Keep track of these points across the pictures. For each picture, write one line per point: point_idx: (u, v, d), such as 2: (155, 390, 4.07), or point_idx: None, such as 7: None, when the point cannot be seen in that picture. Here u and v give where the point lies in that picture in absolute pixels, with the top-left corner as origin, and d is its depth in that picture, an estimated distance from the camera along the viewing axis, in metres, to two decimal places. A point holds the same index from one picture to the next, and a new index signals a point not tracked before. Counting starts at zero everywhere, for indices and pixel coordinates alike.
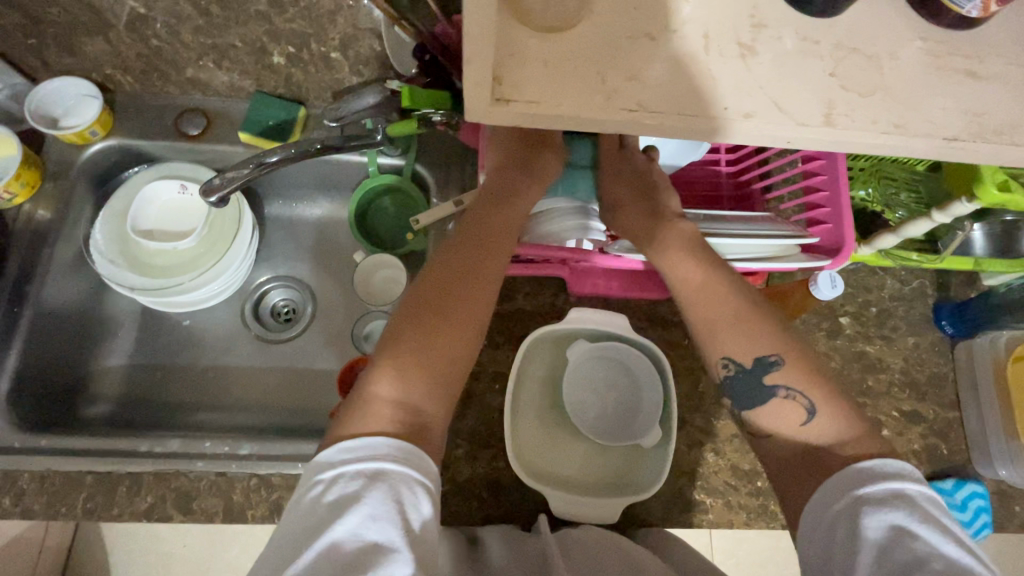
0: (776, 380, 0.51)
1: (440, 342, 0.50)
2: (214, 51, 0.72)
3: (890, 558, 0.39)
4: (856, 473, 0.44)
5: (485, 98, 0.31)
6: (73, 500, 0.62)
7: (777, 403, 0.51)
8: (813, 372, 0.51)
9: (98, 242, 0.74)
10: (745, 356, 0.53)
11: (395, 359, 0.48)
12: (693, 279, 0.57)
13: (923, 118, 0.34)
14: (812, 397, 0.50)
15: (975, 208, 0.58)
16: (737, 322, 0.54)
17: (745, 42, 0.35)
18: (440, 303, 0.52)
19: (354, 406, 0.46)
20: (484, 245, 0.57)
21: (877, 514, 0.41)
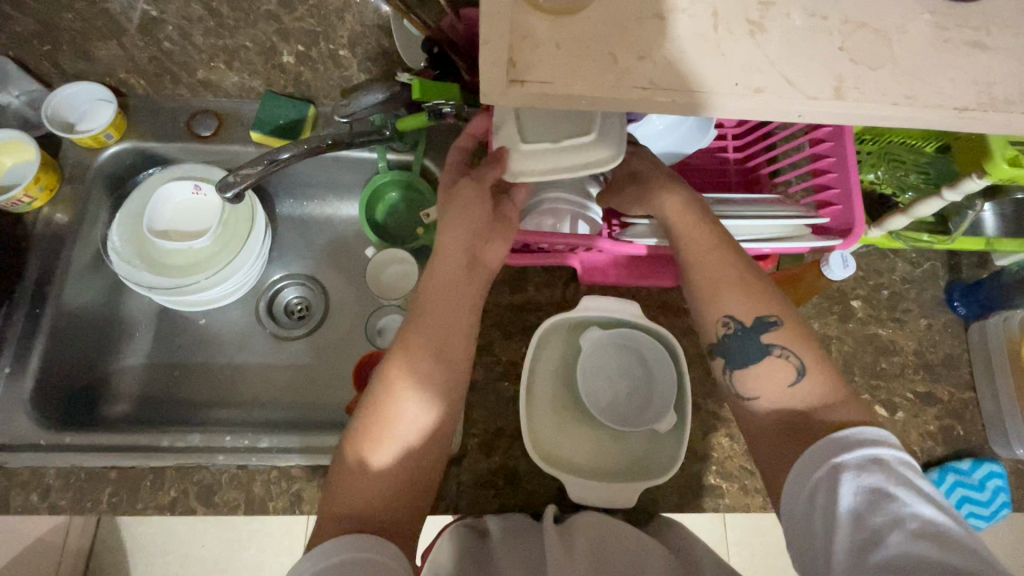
0: (772, 339, 0.52)
1: (409, 427, 0.52)
2: (224, 52, 0.74)
3: (867, 523, 0.40)
4: (834, 442, 0.45)
5: (499, 79, 0.32)
6: (98, 495, 0.63)
7: (770, 363, 0.52)
8: (808, 340, 0.52)
9: (115, 243, 0.76)
10: (746, 314, 0.54)
11: (368, 450, 0.51)
12: (703, 239, 0.58)
13: (932, 89, 0.35)
14: (803, 358, 0.51)
15: (986, 185, 0.58)
16: (738, 280, 0.55)
17: (754, 19, 0.35)
18: (407, 390, 0.53)
19: (331, 494, 0.50)
20: (451, 322, 0.58)
21: (856, 480, 0.42)
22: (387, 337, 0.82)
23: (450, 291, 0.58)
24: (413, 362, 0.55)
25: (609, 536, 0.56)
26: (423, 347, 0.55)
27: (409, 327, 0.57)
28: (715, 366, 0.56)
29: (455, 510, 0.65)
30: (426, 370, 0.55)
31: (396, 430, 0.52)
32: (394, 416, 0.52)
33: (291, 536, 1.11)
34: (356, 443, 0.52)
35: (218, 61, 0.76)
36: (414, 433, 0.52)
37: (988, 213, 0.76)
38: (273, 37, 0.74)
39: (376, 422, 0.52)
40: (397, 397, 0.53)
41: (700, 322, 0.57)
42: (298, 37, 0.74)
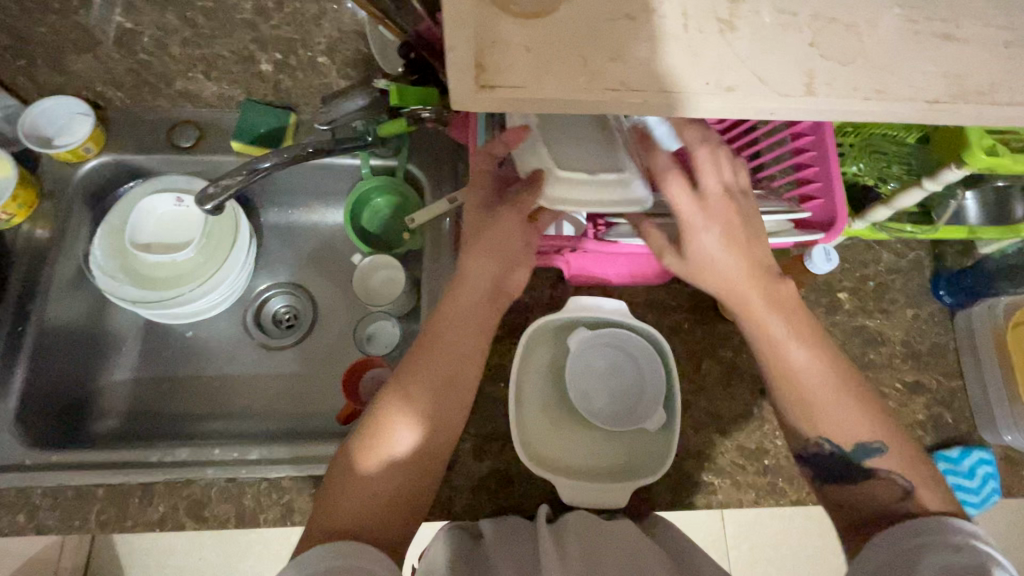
0: (877, 464, 0.54)
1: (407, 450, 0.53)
2: (202, 61, 0.76)
3: None
4: (931, 525, 0.47)
5: (468, 85, 0.32)
6: (86, 513, 0.63)
7: (873, 483, 0.53)
8: (914, 459, 0.53)
9: (97, 258, 0.75)
10: (845, 441, 0.54)
11: (364, 464, 0.51)
12: (803, 362, 0.55)
13: (903, 82, 0.35)
14: (910, 478, 0.52)
15: (965, 174, 0.58)
16: (842, 401, 0.54)
17: (724, 17, 0.35)
18: (408, 411, 0.54)
19: (324, 503, 0.50)
20: (466, 342, 0.58)
21: (939, 556, 0.44)
22: (376, 344, 0.82)
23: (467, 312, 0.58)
24: (416, 386, 0.55)
25: (597, 536, 0.55)
26: (426, 372, 0.56)
27: (417, 351, 0.57)
28: (808, 474, 0.58)
29: (448, 515, 0.65)
30: (427, 396, 0.55)
31: (393, 450, 0.52)
32: (394, 436, 0.53)
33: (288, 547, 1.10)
34: (355, 456, 0.52)
35: (197, 71, 0.76)
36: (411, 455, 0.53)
37: (970, 201, 0.77)
38: (251, 46, 0.76)
39: (374, 441, 0.52)
40: (399, 418, 0.53)
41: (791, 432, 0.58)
42: (276, 45, 0.76)
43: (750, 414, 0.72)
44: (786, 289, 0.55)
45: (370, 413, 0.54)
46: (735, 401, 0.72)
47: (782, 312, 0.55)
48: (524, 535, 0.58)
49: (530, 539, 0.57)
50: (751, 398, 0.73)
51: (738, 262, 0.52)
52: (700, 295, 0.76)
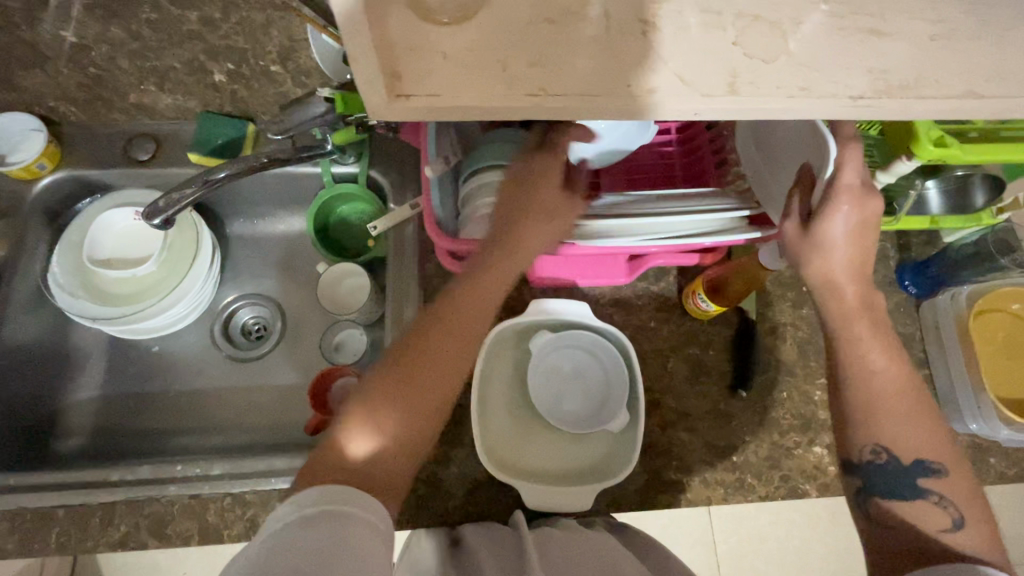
0: (930, 485, 0.51)
1: (403, 419, 0.50)
2: (154, 74, 0.74)
3: None
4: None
5: (381, 95, 0.31)
6: (45, 536, 0.62)
7: (917, 504, 0.51)
8: (971, 493, 0.50)
9: (56, 275, 0.74)
10: (904, 454, 0.52)
11: (361, 422, 0.49)
12: (881, 362, 0.53)
13: (828, 79, 0.35)
14: (964, 511, 0.49)
15: (917, 166, 0.58)
16: (915, 419, 0.52)
17: (647, 18, 0.35)
18: (406, 380, 0.51)
19: (317, 461, 0.48)
20: (480, 292, 0.56)
21: None
22: (344, 353, 0.82)
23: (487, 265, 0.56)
24: (416, 361, 0.52)
25: (574, 542, 0.56)
26: (426, 346, 0.53)
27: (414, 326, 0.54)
28: (855, 482, 0.55)
29: (415, 524, 0.64)
30: (426, 372, 0.52)
31: (391, 414, 0.50)
32: (393, 398, 0.50)
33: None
34: (352, 415, 0.50)
35: (149, 83, 0.74)
36: (407, 427, 0.50)
37: (932, 189, 0.75)
38: (201, 56, 0.75)
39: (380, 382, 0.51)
40: (399, 384, 0.51)
41: (846, 440, 0.55)
42: (225, 54, 0.75)
43: (719, 411, 0.72)
44: (878, 305, 0.56)
45: (372, 375, 0.52)
46: (704, 399, 0.72)
47: (856, 323, 0.54)
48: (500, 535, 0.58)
49: (507, 538, 0.57)
50: (719, 395, 0.72)
51: (845, 260, 0.53)
52: (666, 293, 0.76)
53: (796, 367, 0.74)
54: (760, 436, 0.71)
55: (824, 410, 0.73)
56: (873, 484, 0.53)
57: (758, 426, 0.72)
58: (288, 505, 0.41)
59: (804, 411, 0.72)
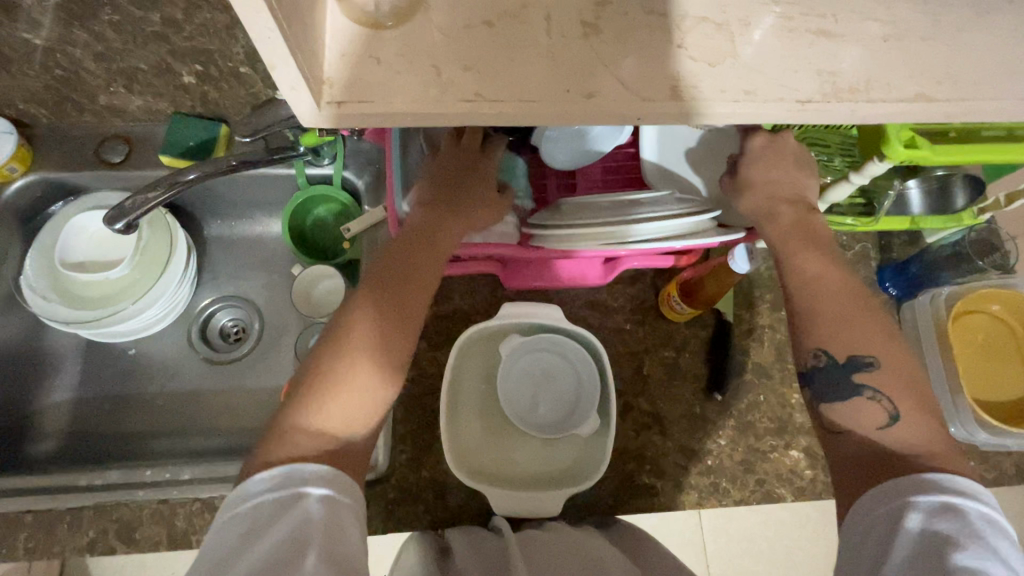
0: (865, 380, 0.49)
1: (365, 382, 0.46)
2: (122, 76, 0.72)
3: (928, 547, 0.39)
4: (918, 483, 0.43)
5: (309, 100, 0.30)
6: (13, 541, 0.62)
7: (860, 402, 0.49)
8: (908, 383, 0.49)
9: (29, 279, 0.74)
10: (838, 349, 0.51)
11: (317, 393, 0.45)
12: (811, 271, 0.54)
13: (773, 81, 0.34)
14: (898, 403, 0.48)
15: (889, 167, 0.57)
16: (852, 318, 0.51)
17: (589, 21, 0.34)
18: (358, 343, 0.47)
19: (274, 439, 0.44)
20: (431, 263, 0.53)
21: (930, 522, 0.40)
22: None
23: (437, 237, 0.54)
24: (368, 325, 0.48)
25: (558, 544, 0.55)
26: (380, 306, 0.49)
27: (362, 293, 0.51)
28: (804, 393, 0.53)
29: (384, 530, 0.63)
30: (382, 332, 0.49)
31: (343, 382, 0.46)
32: (349, 363, 0.46)
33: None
34: (307, 388, 0.46)
35: (118, 85, 0.73)
36: (367, 393, 0.46)
37: (913, 189, 0.73)
38: (167, 58, 0.72)
39: (333, 354, 0.47)
40: (355, 347, 0.47)
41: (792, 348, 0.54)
42: (191, 56, 0.72)
43: (693, 413, 0.71)
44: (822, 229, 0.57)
45: (322, 347, 0.48)
46: (678, 402, 0.71)
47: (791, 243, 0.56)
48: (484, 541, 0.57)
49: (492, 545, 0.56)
50: (694, 398, 0.72)
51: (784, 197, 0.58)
52: (642, 295, 0.75)
53: (773, 369, 0.73)
54: (736, 439, 0.71)
55: (801, 412, 0.72)
56: (812, 390, 0.52)
57: (733, 429, 0.71)
58: (248, 485, 0.40)
59: (780, 414, 0.72)
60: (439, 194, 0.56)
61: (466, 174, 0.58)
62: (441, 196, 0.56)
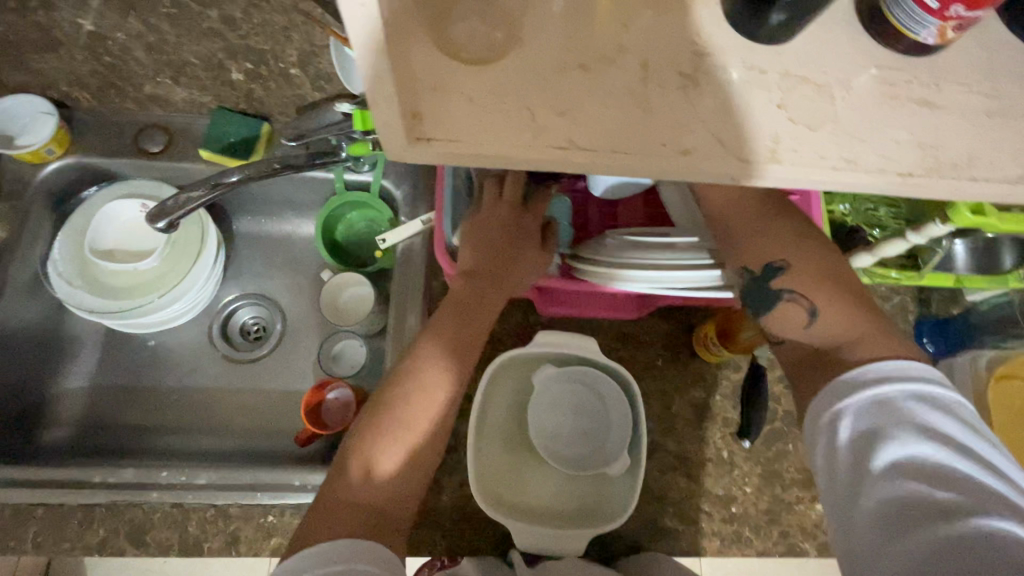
0: (780, 286, 0.48)
1: (407, 455, 0.49)
2: (171, 67, 0.72)
3: (863, 453, 0.40)
4: (845, 386, 0.43)
5: (400, 137, 0.29)
6: (22, 533, 0.61)
7: (781, 307, 0.49)
8: (824, 277, 0.48)
9: (57, 263, 0.73)
10: (752, 264, 0.49)
11: (362, 466, 0.47)
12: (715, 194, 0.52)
13: (873, 152, 0.32)
14: (815, 299, 0.47)
15: (951, 229, 0.56)
16: (759, 230, 0.50)
17: (688, 72, 0.33)
18: (404, 418, 0.50)
19: (319, 508, 0.45)
20: (476, 329, 0.56)
21: (859, 423, 0.41)
22: (342, 364, 0.80)
23: (483, 304, 0.56)
24: (415, 398, 0.50)
25: None
26: (425, 378, 0.51)
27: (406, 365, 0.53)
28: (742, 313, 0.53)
29: None
30: (426, 403, 0.51)
31: (389, 458, 0.48)
32: (395, 436, 0.49)
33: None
34: (352, 459, 0.48)
35: (165, 75, 0.72)
36: (410, 461, 0.49)
37: (959, 246, 0.72)
38: (220, 54, 0.72)
39: (377, 428, 0.49)
40: (399, 422, 0.49)
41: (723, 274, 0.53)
42: (246, 54, 0.72)
43: (721, 458, 0.70)
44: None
45: (369, 417, 0.50)
46: (707, 445, 0.70)
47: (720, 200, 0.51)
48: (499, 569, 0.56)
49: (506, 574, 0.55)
50: (721, 441, 0.70)
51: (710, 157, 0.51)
52: (675, 332, 0.74)
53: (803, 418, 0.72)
54: (761, 488, 0.69)
55: None
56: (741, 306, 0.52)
57: (759, 477, 0.69)
58: (292, 562, 0.40)
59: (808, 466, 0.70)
60: (484, 259, 0.57)
61: (513, 233, 0.58)
62: (486, 261, 0.57)
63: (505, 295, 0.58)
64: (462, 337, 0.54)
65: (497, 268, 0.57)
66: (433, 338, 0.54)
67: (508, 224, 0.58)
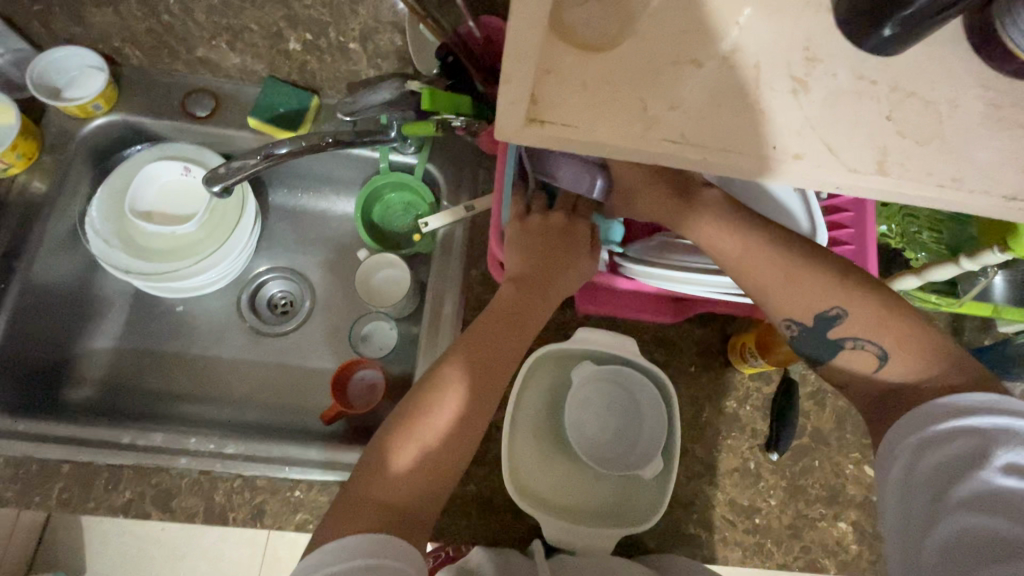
0: (842, 333, 0.47)
1: (434, 456, 0.47)
2: (228, 32, 0.70)
3: (942, 486, 0.37)
4: (924, 414, 0.41)
5: (517, 118, 0.28)
6: (48, 489, 0.60)
7: (845, 355, 0.48)
8: (884, 316, 0.46)
9: (94, 220, 0.72)
10: (803, 315, 0.48)
11: (392, 466, 0.46)
12: (732, 248, 0.50)
13: (980, 172, 0.32)
14: (882, 342, 0.46)
15: (1006, 258, 0.57)
16: (786, 278, 0.48)
17: (799, 76, 0.32)
18: (437, 422, 0.48)
19: (344, 507, 0.44)
20: (512, 331, 0.55)
21: (936, 452, 0.38)
22: (370, 345, 0.80)
23: (518, 311, 0.56)
24: (448, 396, 0.49)
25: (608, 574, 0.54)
26: (458, 379, 0.50)
27: (441, 362, 0.52)
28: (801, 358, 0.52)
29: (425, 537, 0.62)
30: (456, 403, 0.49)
31: (416, 456, 0.47)
32: (426, 440, 0.48)
33: (254, 548, 1.03)
34: (380, 452, 0.47)
35: (221, 40, 0.71)
36: (434, 463, 0.47)
37: (998, 278, 0.72)
38: (280, 23, 0.69)
39: (407, 423, 0.48)
40: (433, 425, 0.49)
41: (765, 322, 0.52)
42: (308, 26, 0.69)
43: (747, 469, 0.70)
44: (711, 194, 0.52)
45: (399, 415, 0.49)
46: (735, 455, 0.70)
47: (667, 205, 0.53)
48: (524, 563, 0.56)
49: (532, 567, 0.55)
50: (749, 452, 0.70)
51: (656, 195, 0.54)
52: (709, 340, 0.74)
53: (832, 436, 0.71)
54: (785, 502, 0.69)
55: (854, 485, 0.70)
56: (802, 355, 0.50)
57: (784, 490, 0.69)
58: (316, 554, 0.40)
59: (833, 484, 0.70)
60: (529, 270, 0.57)
61: (558, 241, 0.58)
62: (534, 269, 0.57)
63: (545, 302, 0.57)
64: (498, 340, 0.54)
65: (543, 281, 0.57)
66: (468, 337, 0.54)
67: (553, 235, 0.58)
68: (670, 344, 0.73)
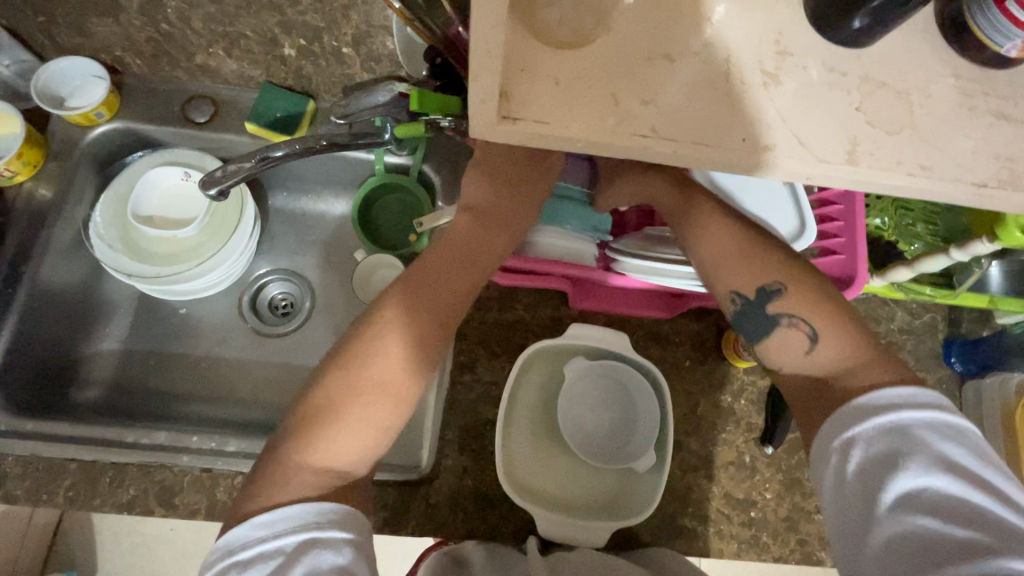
0: (778, 308, 0.48)
1: (373, 407, 0.45)
2: (225, 39, 0.72)
3: (875, 488, 0.38)
4: (849, 413, 0.41)
5: (491, 114, 0.29)
6: (55, 486, 0.62)
7: (779, 333, 0.47)
8: (824, 303, 0.47)
9: (98, 225, 0.74)
10: (746, 285, 0.50)
11: (328, 424, 0.44)
12: (702, 224, 0.53)
13: (951, 160, 0.33)
14: (814, 323, 0.46)
15: (996, 249, 0.58)
16: (741, 256, 0.51)
17: (770, 69, 0.33)
18: (380, 377, 0.46)
19: (277, 474, 0.42)
20: (462, 270, 0.52)
21: (867, 454, 0.39)
22: None
23: (469, 249, 0.53)
24: (388, 342, 0.47)
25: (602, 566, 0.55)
26: (401, 324, 0.48)
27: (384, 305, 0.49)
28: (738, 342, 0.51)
29: (423, 532, 0.63)
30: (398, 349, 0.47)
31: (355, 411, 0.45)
32: (365, 392, 0.45)
33: None
34: (316, 407, 0.45)
35: (217, 47, 0.72)
36: (374, 416, 0.45)
37: (993, 269, 0.72)
38: (275, 29, 0.72)
39: (343, 375, 0.46)
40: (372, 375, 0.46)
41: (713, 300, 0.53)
42: (300, 30, 0.72)
43: (743, 462, 0.70)
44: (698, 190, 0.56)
45: (335, 365, 0.47)
46: (731, 448, 0.70)
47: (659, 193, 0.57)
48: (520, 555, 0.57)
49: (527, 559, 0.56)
50: (745, 446, 0.70)
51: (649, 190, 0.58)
52: (704, 334, 0.74)
53: None
54: (781, 494, 0.69)
55: None
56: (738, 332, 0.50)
57: (780, 483, 0.70)
58: (246, 530, 0.39)
59: None
60: (485, 203, 0.55)
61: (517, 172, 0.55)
62: (490, 203, 0.55)
63: (498, 240, 0.55)
64: (446, 280, 0.51)
65: (496, 218, 0.55)
66: (413, 278, 0.51)
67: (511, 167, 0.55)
68: (665, 339, 0.73)
